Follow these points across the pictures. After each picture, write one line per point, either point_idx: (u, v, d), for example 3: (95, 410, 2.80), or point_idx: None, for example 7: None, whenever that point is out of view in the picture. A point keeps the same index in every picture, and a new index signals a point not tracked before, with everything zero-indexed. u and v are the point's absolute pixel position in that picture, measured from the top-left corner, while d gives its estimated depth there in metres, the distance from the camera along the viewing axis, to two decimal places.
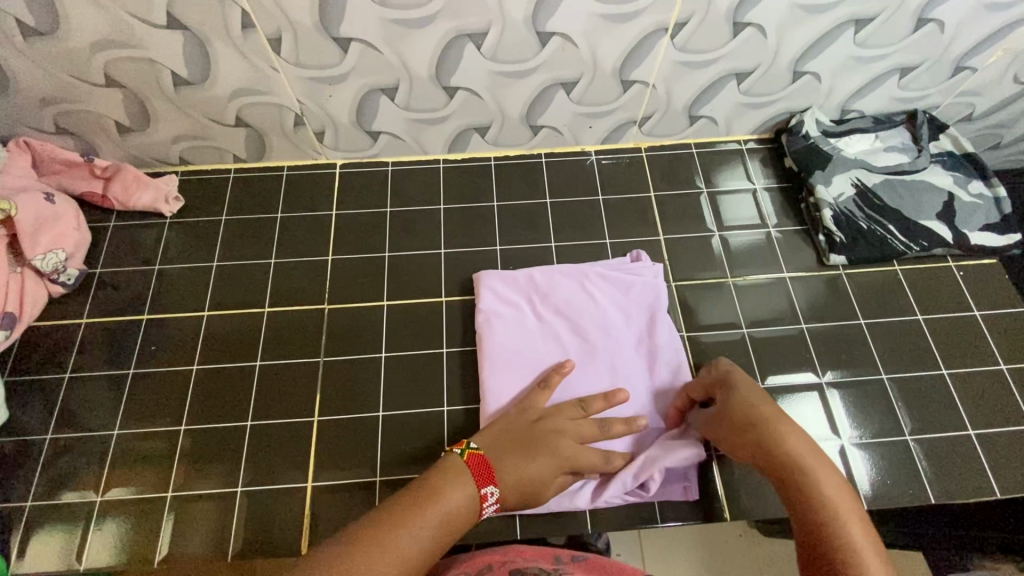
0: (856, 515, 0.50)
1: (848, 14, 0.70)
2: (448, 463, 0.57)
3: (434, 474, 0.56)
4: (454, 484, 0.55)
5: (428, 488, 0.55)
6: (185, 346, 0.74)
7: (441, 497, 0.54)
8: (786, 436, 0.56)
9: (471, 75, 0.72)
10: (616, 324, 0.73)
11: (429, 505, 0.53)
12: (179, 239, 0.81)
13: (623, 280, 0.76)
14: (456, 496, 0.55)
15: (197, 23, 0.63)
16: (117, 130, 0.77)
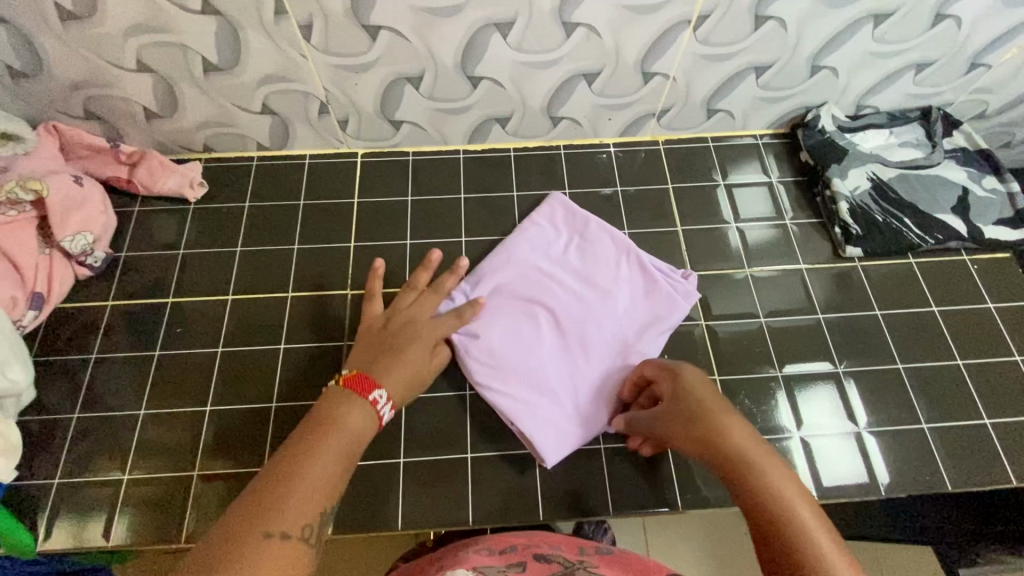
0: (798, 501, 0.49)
1: (868, 9, 0.71)
2: (333, 394, 0.58)
3: (325, 405, 0.57)
4: (349, 409, 0.56)
5: (323, 419, 0.55)
6: (209, 329, 0.75)
7: (341, 422, 0.55)
8: (735, 434, 0.54)
9: (495, 65, 0.73)
10: (620, 303, 0.75)
11: (330, 435, 0.53)
12: (202, 225, 0.82)
13: (652, 279, 0.76)
14: (354, 416, 0.56)
15: (230, 9, 0.64)
16: (145, 115, 0.78)
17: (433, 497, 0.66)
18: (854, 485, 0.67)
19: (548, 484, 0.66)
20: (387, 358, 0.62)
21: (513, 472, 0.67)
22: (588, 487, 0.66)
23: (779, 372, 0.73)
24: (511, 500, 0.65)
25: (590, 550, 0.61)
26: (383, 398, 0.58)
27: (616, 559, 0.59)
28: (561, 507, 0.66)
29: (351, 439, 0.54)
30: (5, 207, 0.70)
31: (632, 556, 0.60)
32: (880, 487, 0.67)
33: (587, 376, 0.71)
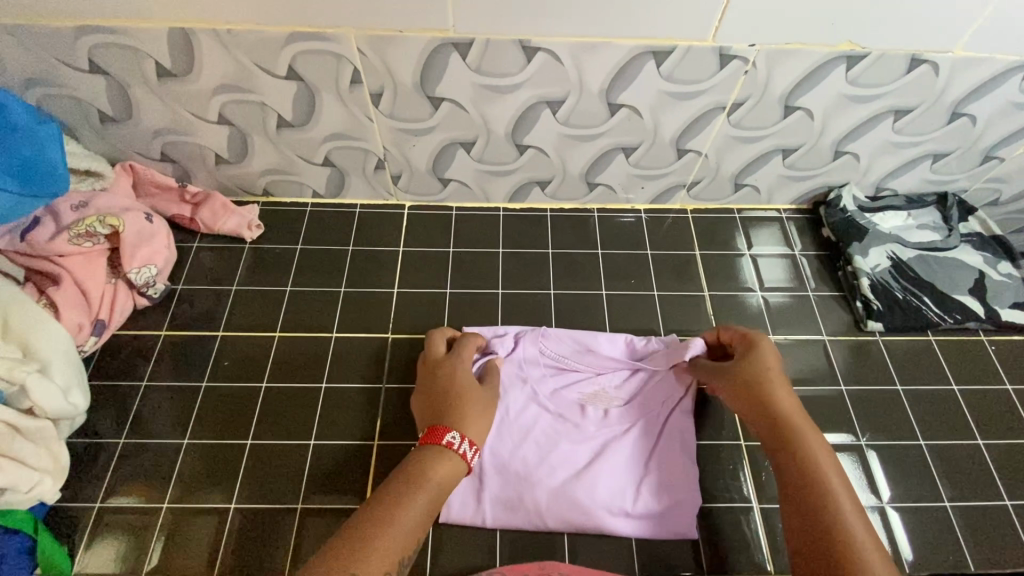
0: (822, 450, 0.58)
1: (890, 105, 0.77)
2: (424, 453, 0.60)
3: (413, 463, 0.59)
4: (439, 463, 0.59)
5: (414, 474, 0.58)
6: (254, 363, 0.79)
7: (430, 479, 0.58)
8: (784, 400, 0.63)
9: (543, 135, 0.79)
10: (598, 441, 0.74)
11: (421, 490, 0.57)
12: (254, 264, 0.87)
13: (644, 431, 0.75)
14: (442, 472, 0.59)
15: (312, 76, 0.71)
16: (215, 161, 0.84)
17: (462, 544, 0.67)
18: None
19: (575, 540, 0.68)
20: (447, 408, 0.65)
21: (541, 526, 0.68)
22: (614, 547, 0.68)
23: None
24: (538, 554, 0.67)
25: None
26: (458, 440, 0.61)
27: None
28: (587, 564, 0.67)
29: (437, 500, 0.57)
30: (82, 239, 0.74)
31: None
32: (903, 563, 0.67)
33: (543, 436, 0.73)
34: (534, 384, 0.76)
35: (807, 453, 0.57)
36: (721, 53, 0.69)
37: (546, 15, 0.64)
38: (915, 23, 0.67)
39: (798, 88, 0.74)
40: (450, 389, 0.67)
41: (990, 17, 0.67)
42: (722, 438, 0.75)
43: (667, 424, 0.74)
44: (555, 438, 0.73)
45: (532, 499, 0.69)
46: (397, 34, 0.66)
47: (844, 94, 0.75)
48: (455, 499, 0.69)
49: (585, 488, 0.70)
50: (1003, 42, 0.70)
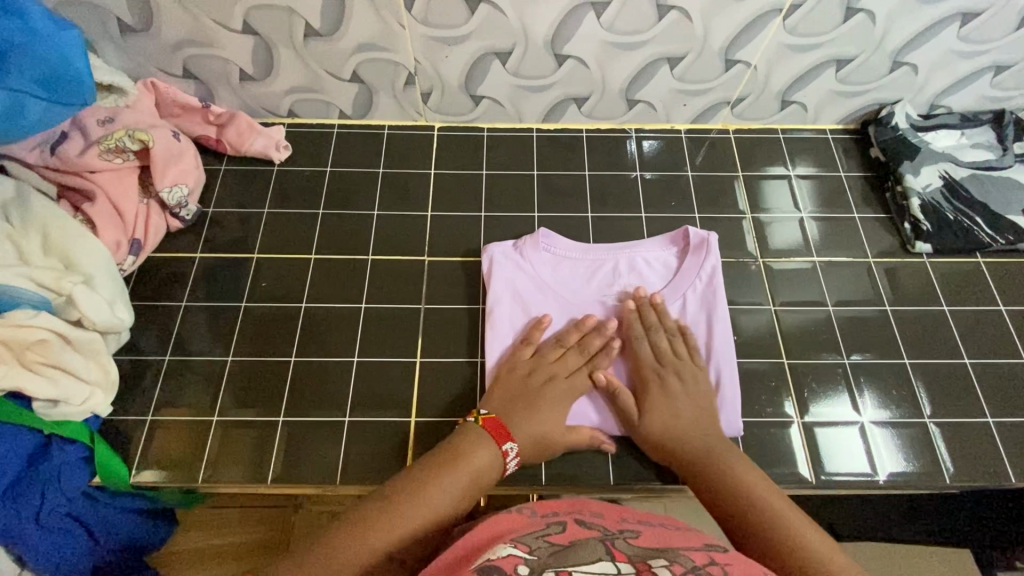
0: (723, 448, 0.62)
1: (957, 7, 0.73)
2: (466, 431, 0.62)
3: (458, 439, 0.61)
4: (480, 447, 0.61)
5: (453, 451, 0.60)
6: (292, 285, 0.78)
7: (466, 459, 0.59)
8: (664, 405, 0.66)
9: (584, 44, 0.75)
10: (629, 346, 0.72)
11: (454, 468, 0.58)
12: (284, 186, 0.85)
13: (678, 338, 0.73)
14: (481, 457, 0.60)
15: None
16: (239, 77, 0.80)
17: None
18: (915, 473, 0.68)
19: (619, 454, 0.68)
20: (525, 413, 0.64)
21: None
22: (656, 462, 0.68)
23: (846, 359, 0.74)
24: (581, 463, 0.68)
25: (634, 519, 0.53)
26: (514, 450, 0.62)
27: (658, 530, 0.50)
28: (630, 473, 0.68)
29: (474, 482, 0.59)
30: (112, 154, 0.72)
31: (674, 531, 0.50)
32: (942, 477, 0.68)
33: None
34: (558, 289, 0.76)
35: (726, 475, 0.59)
36: None
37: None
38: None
39: None
40: (545, 396, 0.66)
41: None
42: (764, 357, 0.74)
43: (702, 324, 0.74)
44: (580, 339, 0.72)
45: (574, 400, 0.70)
46: None
47: None
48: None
49: (624, 386, 0.70)
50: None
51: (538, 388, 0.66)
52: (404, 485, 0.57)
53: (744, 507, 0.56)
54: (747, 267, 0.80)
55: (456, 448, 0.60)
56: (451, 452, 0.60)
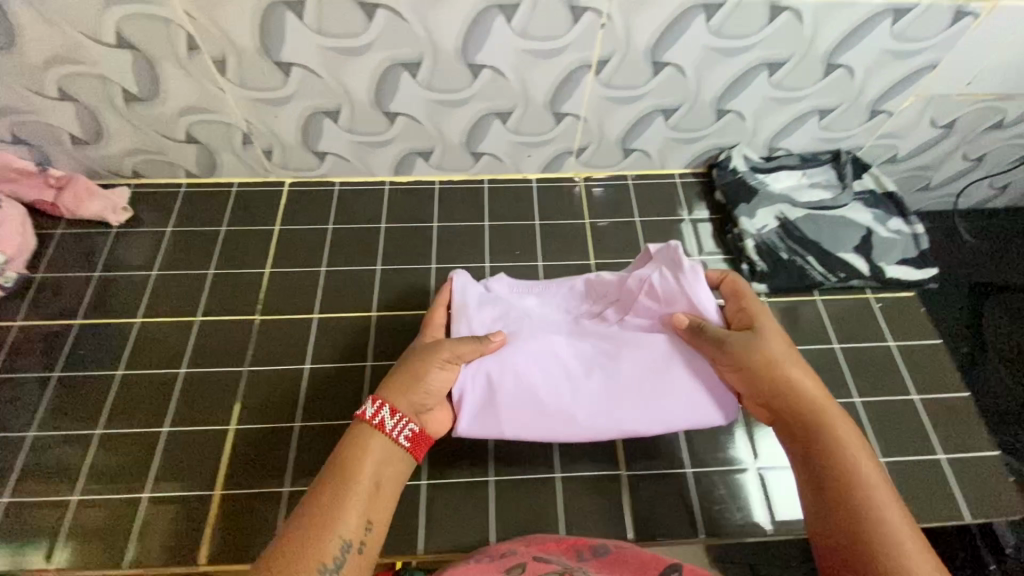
0: (852, 434, 0.59)
1: (760, 59, 0.76)
2: (357, 434, 0.59)
3: (344, 446, 0.59)
4: (366, 452, 0.58)
5: (342, 463, 0.57)
6: (112, 351, 0.74)
7: (359, 467, 0.57)
8: (800, 376, 0.62)
9: (410, 101, 0.77)
10: (624, 355, 0.66)
11: (350, 484, 0.56)
12: (122, 248, 0.83)
13: (648, 340, 0.67)
14: (371, 462, 0.58)
15: (144, 43, 0.68)
16: (71, 141, 0.79)
17: None
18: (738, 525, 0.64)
19: (435, 523, 0.64)
20: (406, 383, 0.62)
21: (399, 505, 0.64)
22: (474, 527, 0.64)
23: None
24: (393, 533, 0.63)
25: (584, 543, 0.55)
26: (384, 415, 0.60)
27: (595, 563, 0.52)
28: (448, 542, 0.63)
29: (372, 486, 0.57)
30: None
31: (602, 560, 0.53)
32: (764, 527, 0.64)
33: (550, 356, 0.66)
34: (504, 310, 0.70)
35: (846, 461, 0.57)
36: (571, 6, 0.68)
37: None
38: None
39: (660, 42, 0.73)
40: (406, 363, 0.64)
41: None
42: None
43: (691, 303, 0.67)
44: (563, 350, 0.67)
45: (507, 395, 0.64)
46: None
47: (710, 47, 0.74)
48: (466, 410, 0.63)
49: (594, 377, 0.65)
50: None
51: (401, 359, 0.65)
52: (310, 507, 0.54)
53: (851, 491, 0.55)
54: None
55: (326, 499, 0.55)
56: (337, 480, 0.56)
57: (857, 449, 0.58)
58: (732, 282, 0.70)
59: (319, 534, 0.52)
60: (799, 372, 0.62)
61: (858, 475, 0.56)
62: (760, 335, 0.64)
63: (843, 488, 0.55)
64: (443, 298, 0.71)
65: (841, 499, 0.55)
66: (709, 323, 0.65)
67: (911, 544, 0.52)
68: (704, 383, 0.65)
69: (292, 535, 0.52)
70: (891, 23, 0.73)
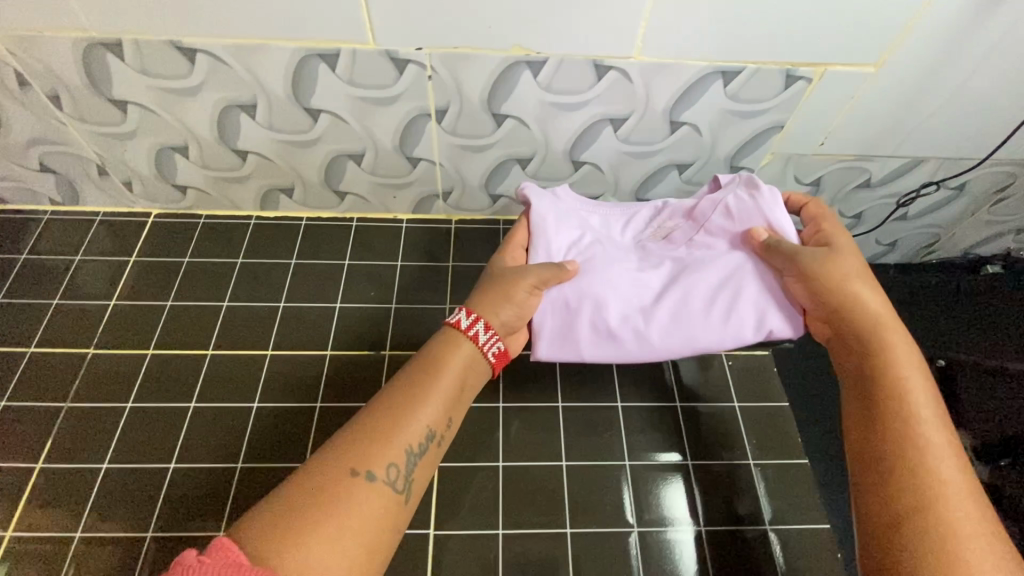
0: (904, 357, 0.58)
1: (776, 120, 0.75)
2: (445, 336, 0.66)
3: (433, 347, 0.65)
4: (449, 351, 0.65)
5: (430, 361, 0.64)
6: (125, 382, 0.77)
7: (443, 363, 0.63)
8: (868, 299, 0.62)
9: (432, 147, 0.78)
10: (694, 276, 0.70)
11: (436, 377, 0.62)
12: (139, 278, 0.85)
13: (708, 256, 0.71)
14: (455, 361, 0.64)
15: (164, 78, 0.67)
16: (98, 173, 0.82)
17: None
18: None
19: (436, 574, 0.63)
20: (493, 300, 0.67)
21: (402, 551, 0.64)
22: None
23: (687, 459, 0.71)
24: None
25: None
26: (475, 329, 0.65)
27: None
28: None
29: (452, 385, 0.63)
30: None
31: None
32: None
33: (630, 280, 0.71)
34: (598, 237, 0.76)
35: (889, 384, 0.57)
36: (597, 64, 0.66)
37: (402, 7, 0.60)
38: (817, 33, 0.64)
39: (679, 102, 0.72)
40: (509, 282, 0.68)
41: (905, 34, 0.65)
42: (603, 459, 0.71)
43: (769, 224, 0.70)
44: (642, 275, 0.71)
45: (614, 320, 0.69)
46: (261, 41, 0.63)
47: (727, 110, 0.73)
48: (545, 336, 0.69)
49: (664, 300, 0.69)
50: (913, 58, 0.68)
51: (490, 279, 0.69)
52: (383, 405, 0.60)
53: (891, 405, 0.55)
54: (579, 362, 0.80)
55: (410, 388, 0.62)
56: (423, 373, 0.63)
57: (914, 369, 0.58)
58: (815, 206, 0.72)
59: (402, 421, 0.59)
60: (867, 294, 0.63)
61: (903, 396, 0.56)
62: (834, 251, 0.66)
63: (884, 404, 0.56)
64: (524, 218, 0.75)
65: (889, 411, 0.55)
66: (784, 240, 0.68)
67: (943, 462, 0.52)
68: (771, 294, 0.68)
69: (356, 432, 0.58)
70: (912, 93, 0.72)
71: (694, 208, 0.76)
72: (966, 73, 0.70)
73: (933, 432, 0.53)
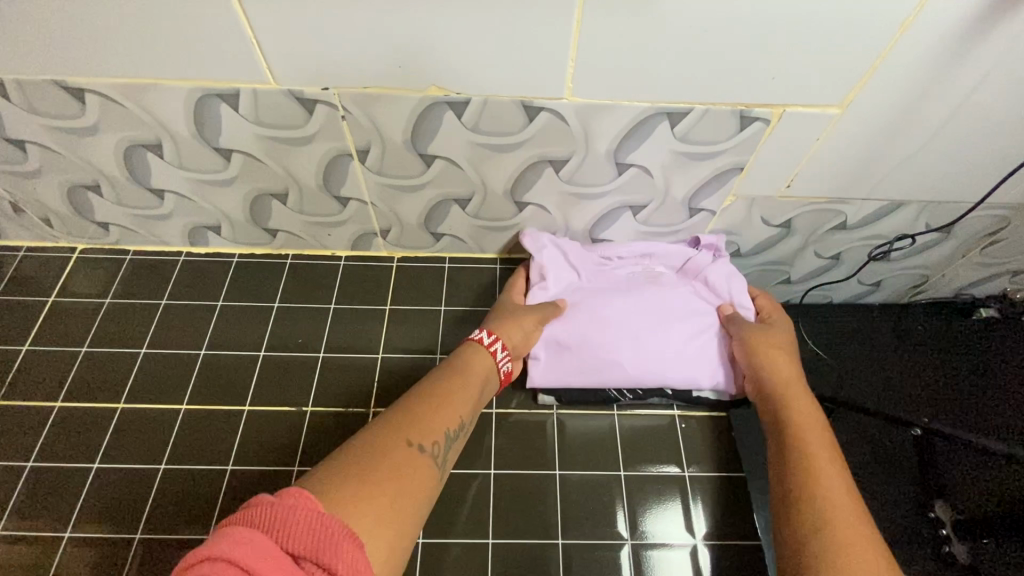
0: (811, 415, 0.63)
1: (734, 162, 0.68)
2: (474, 345, 0.69)
3: (467, 351, 0.68)
4: (480, 357, 0.67)
5: (465, 360, 0.67)
6: (28, 437, 0.72)
7: (474, 367, 0.67)
8: (781, 361, 0.69)
9: (360, 188, 0.72)
10: (674, 328, 0.75)
11: (471, 373, 0.66)
12: (56, 320, 0.80)
13: (687, 312, 0.76)
14: (484, 368, 0.67)
15: (58, 117, 0.62)
16: (12, 209, 0.78)
17: None
18: None
19: None
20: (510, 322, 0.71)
21: None
22: None
23: (629, 538, 0.67)
24: None
25: None
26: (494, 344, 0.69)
27: None
28: None
29: (480, 384, 0.66)
30: None
31: None
32: None
33: (618, 321, 0.75)
34: (589, 277, 0.78)
35: (790, 432, 0.61)
36: (524, 104, 0.60)
37: (299, 46, 0.54)
38: (768, 72, 0.57)
39: (623, 144, 0.65)
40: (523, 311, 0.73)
41: (869, 73, 0.58)
42: (537, 535, 0.66)
43: (731, 300, 0.77)
44: (627, 318, 0.75)
45: (595, 360, 0.73)
46: (152, 80, 0.58)
47: (677, 151, 0.66)
48: (536, 364, 0.73)
49: (643, 342, 0.74)
50: (881, 99, 0.61)
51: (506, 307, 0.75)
52: (426, 390, 0.62)
53: (794, 449, 0.59)
54: (511, 422, 0.74)
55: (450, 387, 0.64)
56: (452, 373, 0.65)
57: (811, 422, 0.62)
58: (767, 299, 0.78)
59: (442, 404, 0.61)
60: (780, 358, 0.69)
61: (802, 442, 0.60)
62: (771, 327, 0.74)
63: (786, 447, 0.60)
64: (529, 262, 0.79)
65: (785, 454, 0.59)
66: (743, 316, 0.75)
67: (838, 491, 0.55)
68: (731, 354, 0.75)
69: (404, 408, 0.60)
70: (882, 134, 0.65)
71: (683, 264, 0.80)
72: (946, 114, 0.63)
73: (826, 474, 0.56)
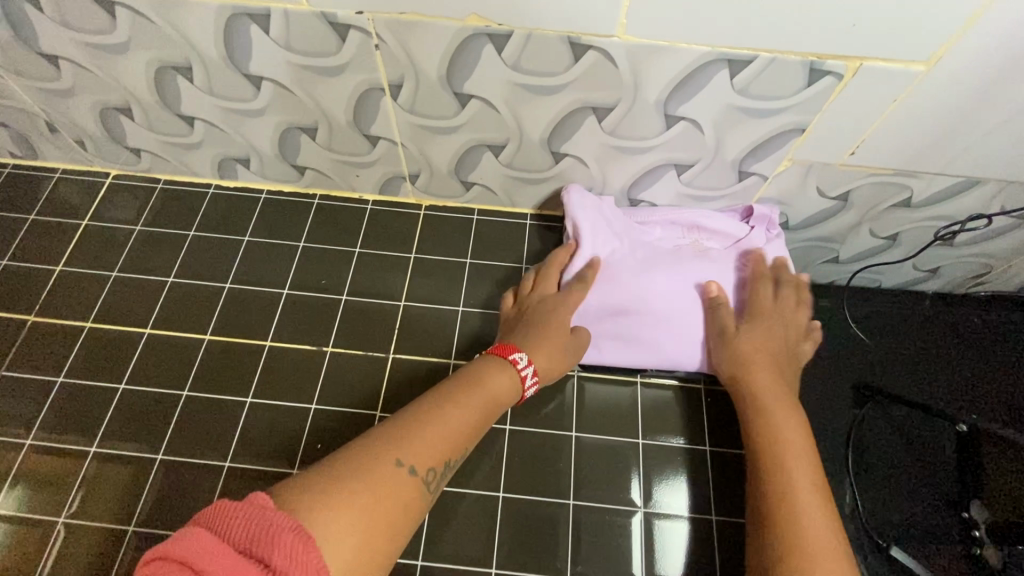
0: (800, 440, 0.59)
1: (796, 121, 0.62)
2: (490, 359, 0.63)
3: (481, 364, 0.63)
4: (497, 372, 0.62)
5: (476, 374, 0.61)
6: (59, 354, 0.74)
7: (486, 382, 0.61)
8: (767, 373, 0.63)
9: (391, 127, 0.69)
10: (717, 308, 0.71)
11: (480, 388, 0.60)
12: (89, 244, 0.81)
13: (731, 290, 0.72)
14: (502, 383, 0.62)
15: (89, 31, 0.61)
16: (48, 128, 0.78)
17: None
18: None
19: None
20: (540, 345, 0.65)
21: None
22: None
23: (642, 507, 0.65)
24: None
25: None
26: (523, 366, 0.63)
27: None
28: None
29: (492, 403, 0.60)
30: None
31: None
32: None
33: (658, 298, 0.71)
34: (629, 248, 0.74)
35: (775, 463, 0.57)
36: (571, 41, 0.56)
37: None
38: (847, 18, 0.51)
39: (675, 94, 0.60)
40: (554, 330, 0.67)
41: (968, 26, 0.51)
42: (548, 493, 0.66)
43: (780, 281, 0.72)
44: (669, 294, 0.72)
45: (635, 336, 0.70)
46: None
47: (734, 105, 0.61)
48: None
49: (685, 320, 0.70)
50: (973, 59, 0.54)
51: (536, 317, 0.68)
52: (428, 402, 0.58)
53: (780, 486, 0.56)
54: None
55: (446, 397, 0.58)
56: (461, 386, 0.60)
57: (802, 451, 0.58)
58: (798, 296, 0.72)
59: (437, 419, 0.56)
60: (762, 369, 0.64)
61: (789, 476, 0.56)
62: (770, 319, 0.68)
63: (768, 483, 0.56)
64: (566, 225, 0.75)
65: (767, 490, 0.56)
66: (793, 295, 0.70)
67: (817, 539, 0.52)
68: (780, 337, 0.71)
69: (394, 424, 0.55)
70: (969, 100, 0.58)
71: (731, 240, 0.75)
72: None
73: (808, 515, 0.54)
